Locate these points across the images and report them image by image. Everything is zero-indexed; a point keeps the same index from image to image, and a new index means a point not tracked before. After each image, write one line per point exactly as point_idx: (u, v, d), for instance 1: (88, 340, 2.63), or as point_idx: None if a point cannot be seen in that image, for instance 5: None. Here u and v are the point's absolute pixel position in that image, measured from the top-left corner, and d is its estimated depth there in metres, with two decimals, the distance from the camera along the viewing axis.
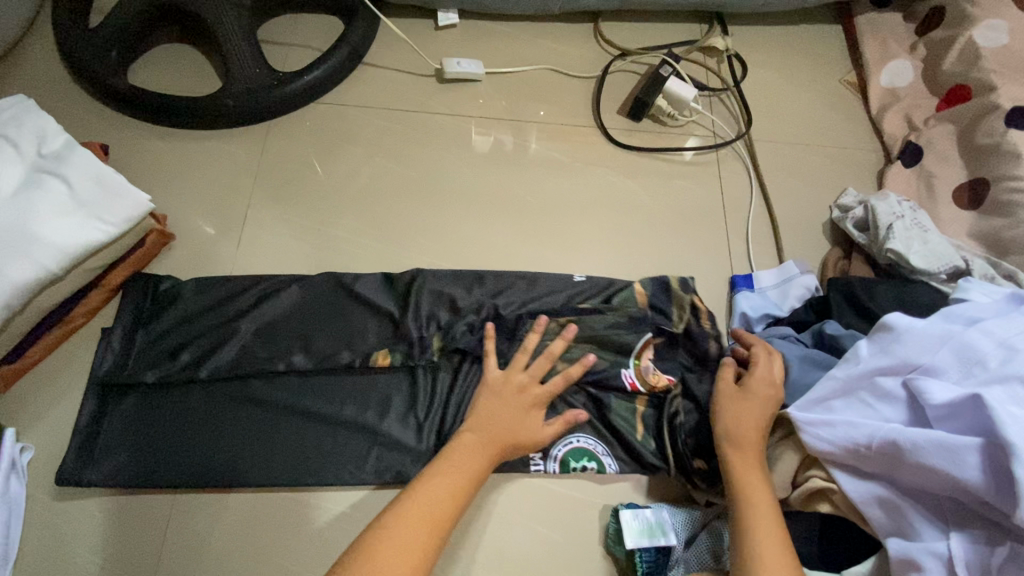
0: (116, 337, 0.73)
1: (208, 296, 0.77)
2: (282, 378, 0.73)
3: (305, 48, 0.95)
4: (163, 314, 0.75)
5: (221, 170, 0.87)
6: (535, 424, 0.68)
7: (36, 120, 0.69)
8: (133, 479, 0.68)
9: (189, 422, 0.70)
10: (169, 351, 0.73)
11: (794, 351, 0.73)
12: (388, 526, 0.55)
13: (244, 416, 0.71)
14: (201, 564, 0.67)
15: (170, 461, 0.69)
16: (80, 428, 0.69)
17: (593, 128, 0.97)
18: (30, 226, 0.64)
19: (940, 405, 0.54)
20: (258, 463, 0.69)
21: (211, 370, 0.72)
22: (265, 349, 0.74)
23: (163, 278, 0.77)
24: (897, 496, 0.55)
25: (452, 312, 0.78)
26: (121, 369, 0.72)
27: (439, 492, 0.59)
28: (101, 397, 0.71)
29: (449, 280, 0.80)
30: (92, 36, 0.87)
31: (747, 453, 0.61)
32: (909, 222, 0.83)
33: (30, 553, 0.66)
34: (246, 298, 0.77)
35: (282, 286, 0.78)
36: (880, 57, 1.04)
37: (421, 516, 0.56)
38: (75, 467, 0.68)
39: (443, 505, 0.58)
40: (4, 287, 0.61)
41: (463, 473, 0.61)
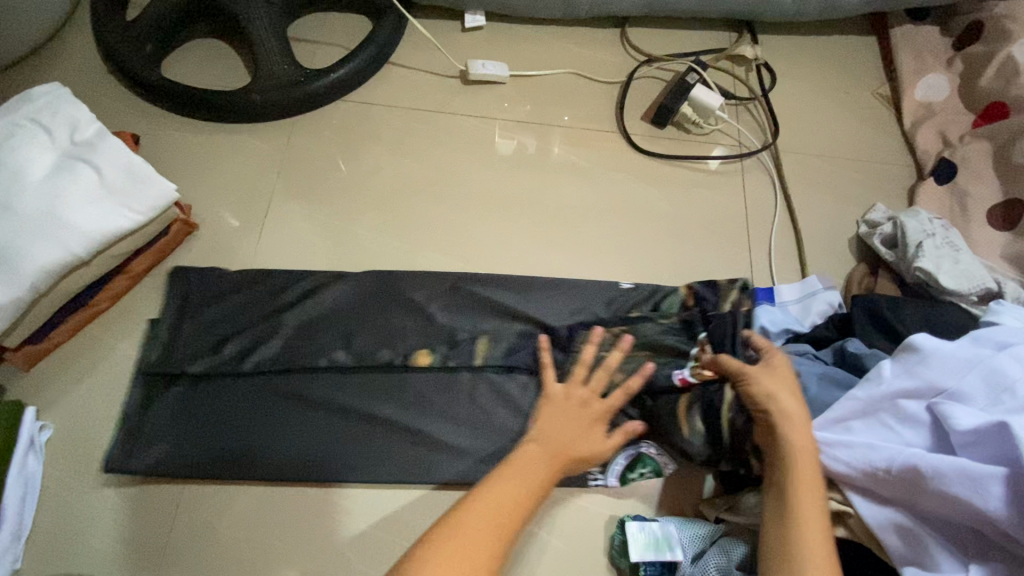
0: (164, 327, 0.75)
1: (255, 289, 0.78)
2: (324, 374, 0.74)
3: (333, 46, 0.96)
4: (210, 304, 0.77)
5: (246, 163, 0.89)
6: (594, 441, 0.64)
7: (70, 107, 0.70)
8: (179, 468, 0.69)
9: (232, 413, 0.71)
10: (215, 341, 0.74)
11: (813, 369, 0.71)
12: (459, 522, 0.52)
13: (286, 410, 0.72)
14: (210, 552, 0.68)
15: (215, 451, 0.70)
16: (129, 413, 0.71)
17: (615, 133, 0.96)
18: (59, 210, 0.65)
19: (965, 432, 0.52)
20: (296, 452, 0.71)
21: (255, 364, 0.74)
22: (309, 343, 0.75)
23: (209, 270, 0.79)
24: (915, 523, 0.52)
25: (502, 317, 0.79)
26: (167, 358, 0.73)
27: (514, 491, 0.56)
28: (149, 384, 0.72)
29: (508, 293, 0.81)
30: (129, 29, 0.90)
31: (793, 431, 0.58)
32: (939, 240, 0.81)
33: (43, 528, 0.67)
34: (291, 293, 0.78)
35: (332, 284, 0.80)
36: (916, 70, 1.01)
37: (493, 514, 0.53)
38: (122, 453, 0.69)
39: (518, 504, 0.55)
40: (32, 269, 0.63)
41: (536, 476, 0.58)
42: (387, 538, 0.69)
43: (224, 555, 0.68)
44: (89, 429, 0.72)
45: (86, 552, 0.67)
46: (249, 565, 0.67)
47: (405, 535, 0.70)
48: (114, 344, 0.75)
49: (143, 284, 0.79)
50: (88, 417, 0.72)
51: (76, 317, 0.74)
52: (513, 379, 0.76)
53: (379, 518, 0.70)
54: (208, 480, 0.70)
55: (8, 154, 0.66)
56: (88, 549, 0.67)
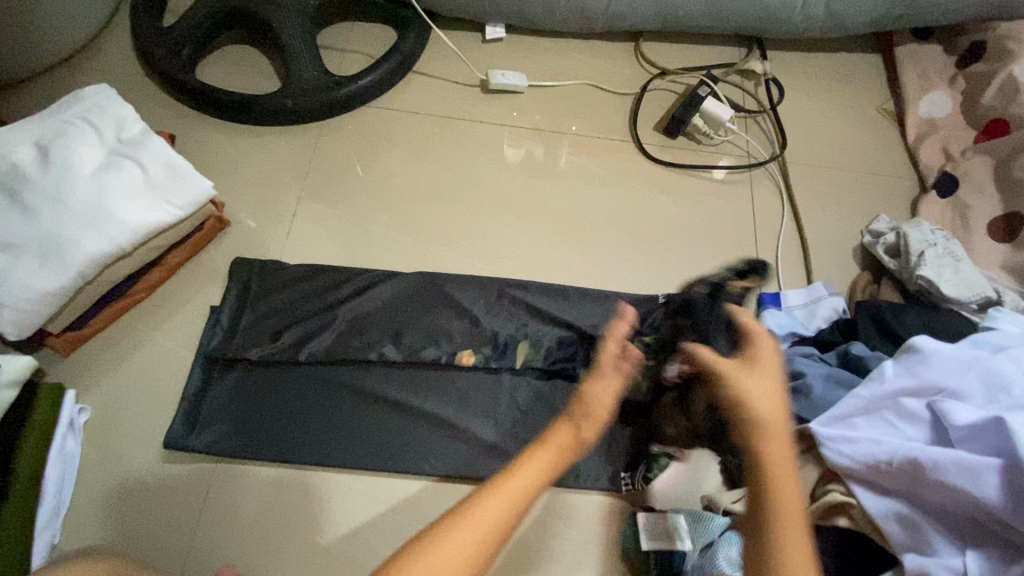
0: (224, 317, 0.81)
1: (308, 287, 0.84)
2: (374, 368, 0.80)
3: (360, 54, 1.00)
4: (269, 296, 0.82)
5: (276, 164, 0.93)
6: (608, 386, 0.57)
7: (117, 107, 0.74)
8: (233, 449, 0.74)
9: (286, 400, 0.77)
10: (273, 330, 0.80)
11: (819, 370, 0.74)
12: (438, 552, 0.45)
13: (338, 399, 0.78)
14: (238, 533, 0.71)
15: (268, 435, 0.75)
16: (187, 396, 0.76)
17: (629, 142, 1.00)
18: (105, 203, 0.69)
19: (962, 426, 0.55)
20: (344, 441, 0.76)
21: (310, 355, 0.79)
22: (360, 338, 0.81)
23: (265, 265, 0.84)
24: (916, 512, 0.55)
25: (548, 320, 0.84)
26: (227, 346, 0.79)
27: (505, 507, 0.48)
28: (209, 369, 0.78)
29: (556, 298, 0.85)
30: (167, 35, 0.94)
31: (769, 440, 0.51)
32: (941, 250, 0.84)
33: (80, 507, 0.71)
34: (345, 290, 0.84)
35: (385, 285, 0.85)
36: (919, 88, 1.05)
37: (477, 540, 0.47)
38: (182, 432, 0.74)
39: (506, 522, 0.48)
40: (80, 259, 0.67)
41: (529, 482, 0.50)
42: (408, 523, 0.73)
43: (251, 536, 0.71)
44: (125, 413, 0.75)
45: (120, 530, 0.70)
46: (275, 547, 0.71)
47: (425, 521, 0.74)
48: (149, 334, 0.79)
49: (177, 276, 0.83)
50: (126, 402, 0.76)
51: (114, 306, 0.78)
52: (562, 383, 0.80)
53: (397, 504, 0.74)
54: (256, 462, 0.75)
55: (61, 150, 0.69)
56: (122, 527, 0.70)
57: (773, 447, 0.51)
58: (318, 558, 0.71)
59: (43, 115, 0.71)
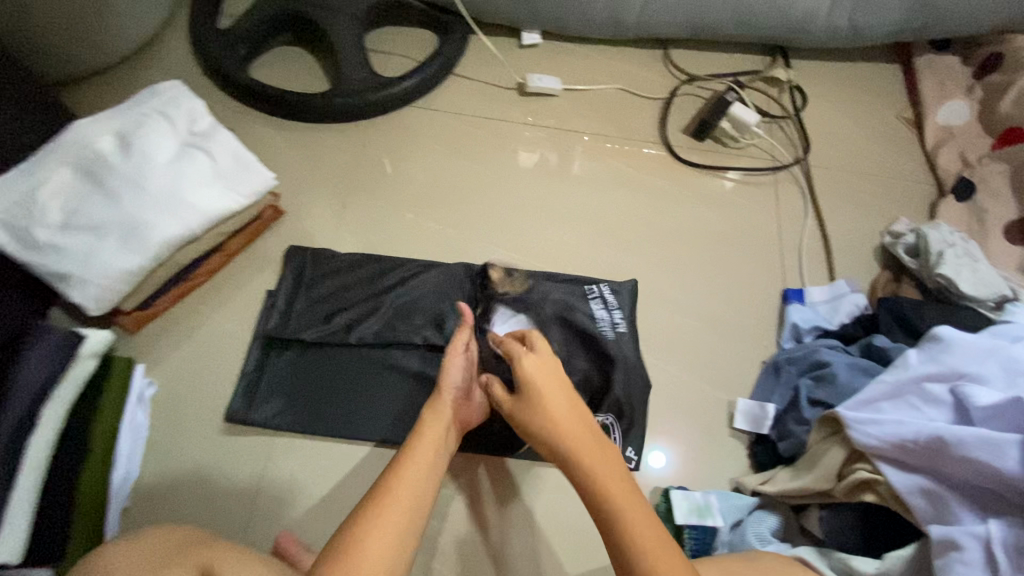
0: (280, 300, 0.85)
1: (359, 273, 0.88)
2: (418, 351, 0.84)
3: (404, 57, 1.06)
4: (323, 281, 0.87)
5: (325, 159, 0.98)
6: (457, 369, 0.69)
7: (189, 103, 0.80)
8: (289, 423, 0.79)
9: (337, 379, 0.82)
10: (324, 315, 0.84)
11: (845, 359, 0.79)
12: (364, 531, 0.54)
13: (385, 380, 0.82)
14: (294, 503, 0.76)
15: (321, 411, 0.80)
16: (247, 372, 0.81)
17: (659, 144, 1.05)
18: (180, 191, 0.75)
19: (984, 408, 0.60)
20: (390, 420, 0.80)
21: (359, 337, 0.83)
22: (406, 323, 0.85)
23: (319, 251, 0.89)
24: (939, 486, 0.59)
25: (592, 313, 0.86)
26: (284, 326, 0.83)
27: (412, 482, 0.58)
28: (266, 348, 0.83)
29: (601, 293, 0.88)
30: (226, 36, 1.00)
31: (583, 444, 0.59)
32: (960, 250, 0.87)
33: (148, 474, 0.75)
34: (391, 278, 0.88)
35: (429, 277, 0.89)
36: (936, 97, 1.10)
37: (394, 513, 0.56)
38: (242, 406, 0.79)
39: (415, 495, 0.58)
40: (161, 242, 0.72)
41: (425, 459, 0.61)
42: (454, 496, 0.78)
43: (307, 506, 0.76)
44: (189, 388, 0.80)
45: (186, 497, 0.75)
46: (331, 516, 0.75)
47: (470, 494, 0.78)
48: (211, 315, 0.85)
49: (236, 262, 0.88)
50: (190, 377, 0.81)
51: (180, 288, 0.83)
52: (602, 374, 0.83)
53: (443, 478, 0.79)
54: (309, 437, 0.79)
55: (141, 139, 0.75)
56: (187, 492, 0.75)
57: (568, 414, 0.61)
58: None
59: (123, 108, 0.77)
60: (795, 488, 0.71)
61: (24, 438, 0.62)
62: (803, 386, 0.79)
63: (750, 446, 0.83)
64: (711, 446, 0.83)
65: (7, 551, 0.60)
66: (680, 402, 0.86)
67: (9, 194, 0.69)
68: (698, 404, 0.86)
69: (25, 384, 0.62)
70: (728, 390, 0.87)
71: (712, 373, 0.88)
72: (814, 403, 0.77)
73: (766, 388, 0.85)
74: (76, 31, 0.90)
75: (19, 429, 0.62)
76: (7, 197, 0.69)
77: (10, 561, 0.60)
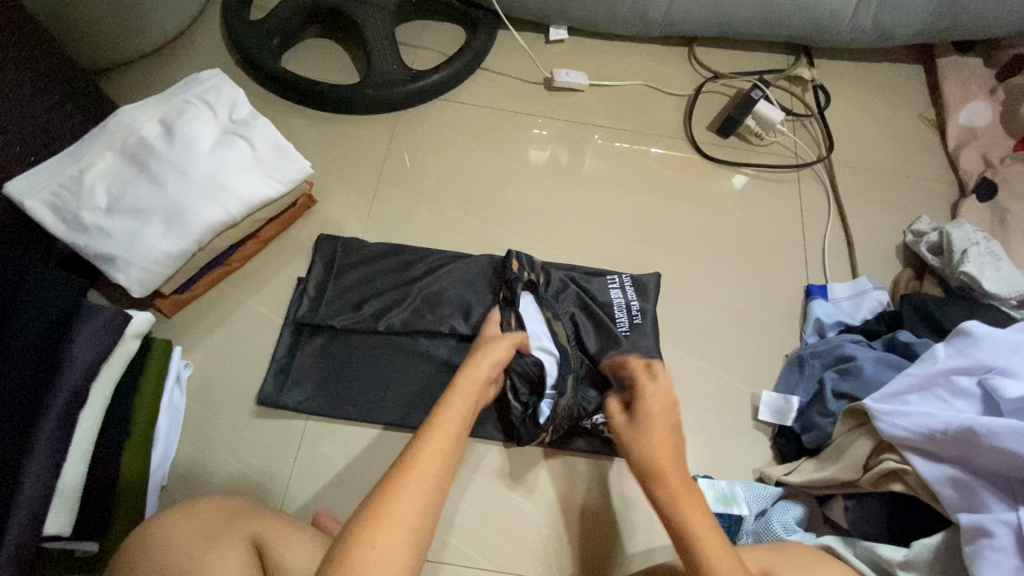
0: (311, 286, 0.86)
1: (388, 262, 0.89)
2: (445, 341, 0.85)
3: (433, 51, 1.07)
4: (353, 270, 0.88)
5: (356, 149, 1.00)
6: (492, 357, 0.68)
7: (230, 92, 0.82)
8: (319, 407, 0.80)
9: (365, 366, 0.83)
10: (355, 303, 0.85)
11: (870, 353, 0.80)
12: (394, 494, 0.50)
13: (413, 368, 0.83)
14: (327, 485, 0.77)
15: (351, 397, 0.81)
16: (278, 356, 0.82)
17: (684, 140, 1.06)
18: (221, 177, 0.76)
19: (1014, 400, 0.61)
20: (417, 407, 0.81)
21: (387, 325, 0.84)
22: (433, 312, 0.85)
23: (350, 239, 0.90)
24: (969, 476, 0.60)
25: (618, 309, 0.87)
26: (314, 312, 0.84)
27: (441, 450, 0.54)
28: (296, 334, 0.84)
29: (630, 288, 0.89)
30: (259, 26, 1.01)
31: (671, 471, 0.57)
32: (983, 249, 0.88)
33: (184, 453, 0.77)
34: (420, 267, 0.89)
35: (457, 268, 0.89)
36: (959, 98, 1.11)
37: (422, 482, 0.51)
38: (273, 390, 0.80)
39: (442, 463, 0.53)
40: (200, 225, 0.74)
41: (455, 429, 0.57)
42: (482, 482, 0.79)
43: (340, 488, 0.77)
44: (224, 370, 0.82)
45: (222, 476, 0.76)
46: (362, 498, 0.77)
47: (497, 480, 0.80)
48: (245, 300, 0.86)
49: (270, 249, 0.90)
50: (224, 360, 0.82)
51: (216, 272, 0.85)
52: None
53: (472, 464, 0.80)
54: (339, 421, 0.81)
55: (183, 127, 0.77)
56: (222, 471, 0.76)
57: (662, 434, 0.61)
58: None
59: (165, 96, 0.79)
60: (822, 478, 0.72)
61: (75, 413, 0.62)
62: (827, 379, 0.80)
63: (772, 438, 0.85)
64: (735, 437, 0.85)
65: (58, 523, 0.60)
66: (704, 394, 0.87)
67: (58, 178, 0.71)
68: (722, 396, 0.87)
69: (73, 362, 0.63)
70: (752, 383, 0.88)
71: (736, 366, 0.89)
72: (840, 396, 0.79)
73: (789, 381, 0.86)
74: (116, 20, 0.92)
75: (70, 403, 0.62)
76: (57, 180, 0.71)
77: (61, 533, 0.61)
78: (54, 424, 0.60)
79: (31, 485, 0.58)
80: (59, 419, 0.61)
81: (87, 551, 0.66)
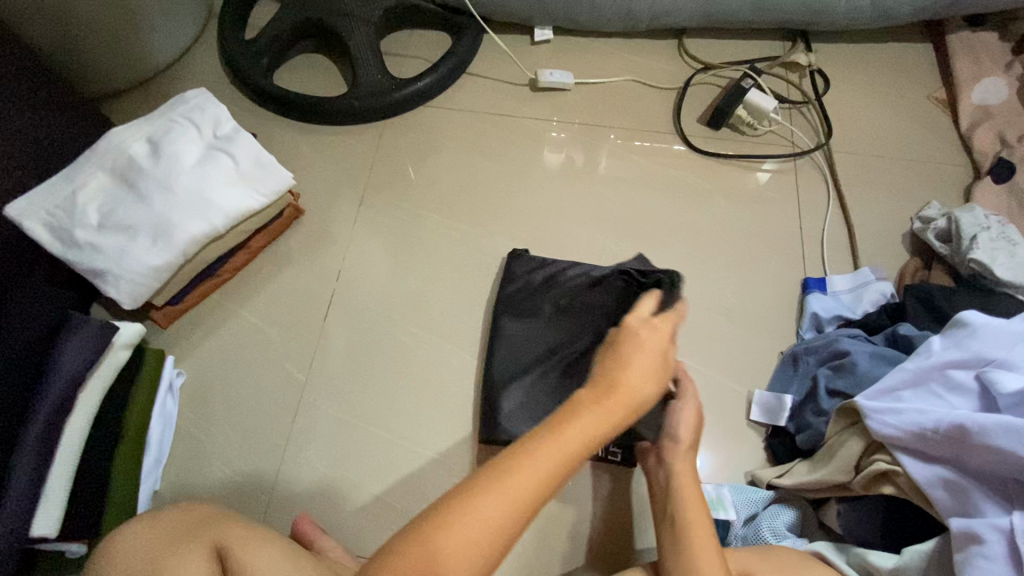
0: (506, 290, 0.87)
1: (529, 269, 0.88)
2: (530, 347, 0.82)
3: (418, 59, 1.09)
4: (516, 282, 0.87)
5: (342, 159, 1.01)
6: (641, 377, 0.52)
7: (214, 109, 0.85)
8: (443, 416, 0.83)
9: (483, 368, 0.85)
10: (507, 305, 0.86)
11: (865, 348, 0.76)
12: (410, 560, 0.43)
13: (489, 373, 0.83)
14: (311, 488, 0.79)
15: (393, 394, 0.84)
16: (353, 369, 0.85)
17: (673, 134, 1.04)
18: (206, 192, 0.80)
19: (1010, 394, 0.57)
20: (404, 409, 0.83)
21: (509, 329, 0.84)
22: (536, 318, 0.84)
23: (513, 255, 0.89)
24: (960, 477, 0.57)
25: None
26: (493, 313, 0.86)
27: (500, 516, 0.45)
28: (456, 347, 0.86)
29: None
30: (251, 45, 1.05)
31: (690, 506, 0.64)
32: (995, 234, 0.82)
33: (175, 458, 0.80)
34: (540, 273, 0.87)
35: (611, 282, 0.83)
36: (972, 74, 1.05)
37: (482, 531, 0.44)
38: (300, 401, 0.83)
39: (495, 534, 0.44)
40: (184, 239, 0.77)
41: (544, 479, 0.47)
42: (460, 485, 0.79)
43: (322, 489, 0.79)
44: (214, 376, 0.85)
45: (210, 481, 0.78)
46: (341, 502, 0.78)
47: None
48: (236, 308, 0.89)
49: (259, 259, 0.93)
50: (215, 368, 0.85)
51: (212, 282, 0.88)
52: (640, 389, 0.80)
53: (453, 469, 0.80)
54: (324, 425, 0.82)
55: (169, 145, 0.80)
56: (211, 477, 0.79)
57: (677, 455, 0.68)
58: (381, 511, 0.78)
59: (154, 116, 0.83)
60: (810, 482, 0.69)
61: (60, 419, 0.65)
62: (821, 376, 0.77)
63: (766, 439, 0.81)
64: (726, 438, 0.82)
65: (46, 524, 0.62)
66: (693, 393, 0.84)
67: (52, 199, 0.75)
68: (714, 395, 0.84)
69: (60, 372, 0.66)
70: (745, 382, 0.85)
71: (728, 365, 0.86)
72: (832, 394, 0.75)
73: (783, 379, 0.83)
74: (112, 48, 0.96)
75: (59, 407, 0.65)
76: (51, 201, 0.74)
77: (48, 534, 0.62)
78: (41, 429, 0.63)
79: (18, 487, 0.61)
80: (46, 425, 0.64)
81: (75, 551, 0.68)
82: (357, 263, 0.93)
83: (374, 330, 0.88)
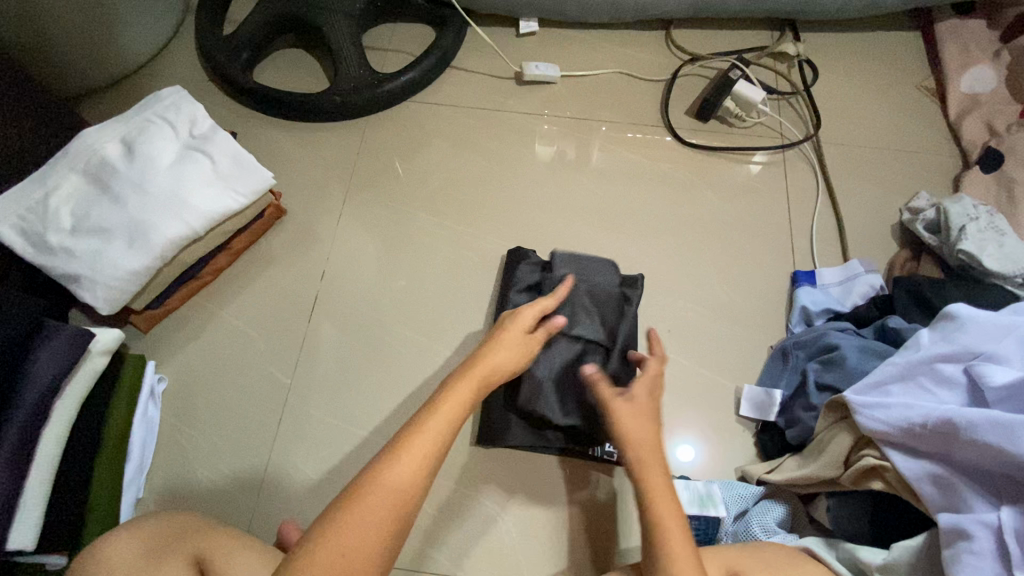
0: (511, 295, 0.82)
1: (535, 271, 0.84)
2: None
3: (401, 53, 1.07)
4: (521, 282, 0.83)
5: (325, 156, 0.99)
6: (506, 354, 0.63)
7: (190, 107, 0.83)
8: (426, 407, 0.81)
9: None
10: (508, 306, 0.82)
11: (854, 342, 0.76)
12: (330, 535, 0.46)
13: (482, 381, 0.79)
14: (296, 491, 0.77)
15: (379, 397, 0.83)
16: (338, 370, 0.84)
17: (661, 127, 1.03)
18: (182, 192, 0.78)
19: (998, 388, 0.57)
20: (390, 410, 0.82)
21: None
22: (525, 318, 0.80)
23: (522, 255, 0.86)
24: (948, 472, 0.57)
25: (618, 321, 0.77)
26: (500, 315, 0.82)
27: (400, 481, 0.49)
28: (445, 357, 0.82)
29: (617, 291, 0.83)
30: (229, 40, 1.02)
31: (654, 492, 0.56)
32: (984, 224, 0.81)
33: (158, 465, 0.78)
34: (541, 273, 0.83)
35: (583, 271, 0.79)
36: (960, 62, 1.04)
37: (390, 493, 0.48)
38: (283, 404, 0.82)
39: (401, 499, 0.48)
40: (159, 241, 0.75)
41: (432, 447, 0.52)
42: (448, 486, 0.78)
43: (307, 493, 0.77)
44: (197, 381, 0.83)
45: (193, 487, 0.77)
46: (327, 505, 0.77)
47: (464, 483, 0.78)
48: (218, 311, 0.87)
49: (241, 260, 0.91)
50: (198, 372, 0.84)
51: (191, 285, 0.86)
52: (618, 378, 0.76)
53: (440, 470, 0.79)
54: (310, 429, 0.81)
55: (144, 144, 0.78)
56: (194, 482, 0.77)
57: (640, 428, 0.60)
58: None
59: (127, 115, 0.81)
60: (801, 477, 0.68)
61: (35, 431, 0.63)
62: (810, 371, 0.77)
63: (756, 434, 0.81)
64: (716, 435, 0.81)
65: (23, 538, 0.61)
66: (683, 389, 0.83)
67: (23, 201, 0.73)
68: (703, 391, 0.84)
69: (32, 384, 0.63)
70: (734, 377, 0.84)
71: (718, 360, 0.86)
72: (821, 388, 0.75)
73: (772, 374, 0.82)
74: (86, 45, 0.94)
75: (34, 417, 0.63)
76: (22, 204, 0.73)
77: (25, 547, 0.61)
78: (12, 443, 0.61)
79: None
80: (19, 438, 0.62)
81: (56, 563, 0.66)
82: (341, 263, 0.92)
83: (360, 330, 0.87)
